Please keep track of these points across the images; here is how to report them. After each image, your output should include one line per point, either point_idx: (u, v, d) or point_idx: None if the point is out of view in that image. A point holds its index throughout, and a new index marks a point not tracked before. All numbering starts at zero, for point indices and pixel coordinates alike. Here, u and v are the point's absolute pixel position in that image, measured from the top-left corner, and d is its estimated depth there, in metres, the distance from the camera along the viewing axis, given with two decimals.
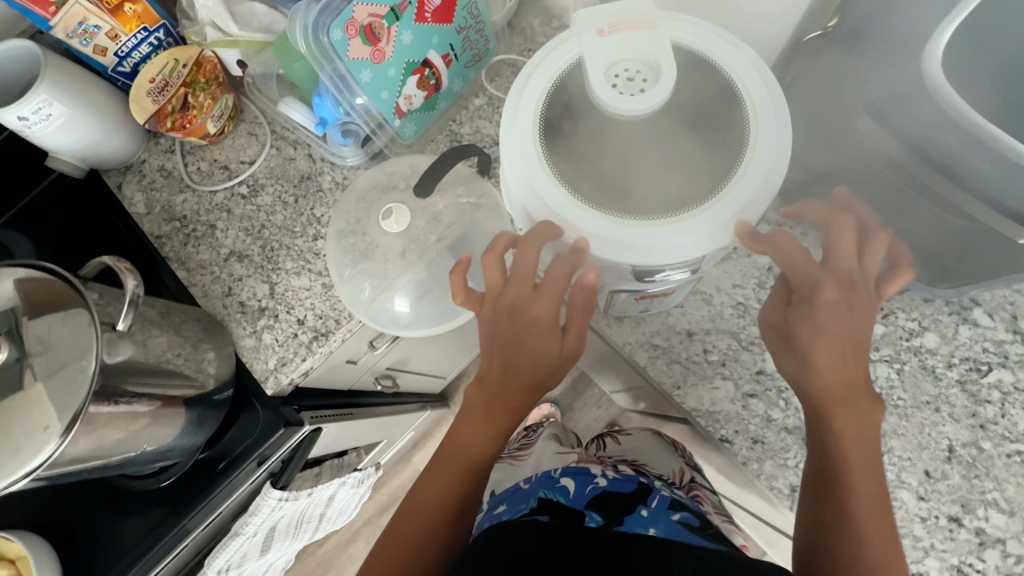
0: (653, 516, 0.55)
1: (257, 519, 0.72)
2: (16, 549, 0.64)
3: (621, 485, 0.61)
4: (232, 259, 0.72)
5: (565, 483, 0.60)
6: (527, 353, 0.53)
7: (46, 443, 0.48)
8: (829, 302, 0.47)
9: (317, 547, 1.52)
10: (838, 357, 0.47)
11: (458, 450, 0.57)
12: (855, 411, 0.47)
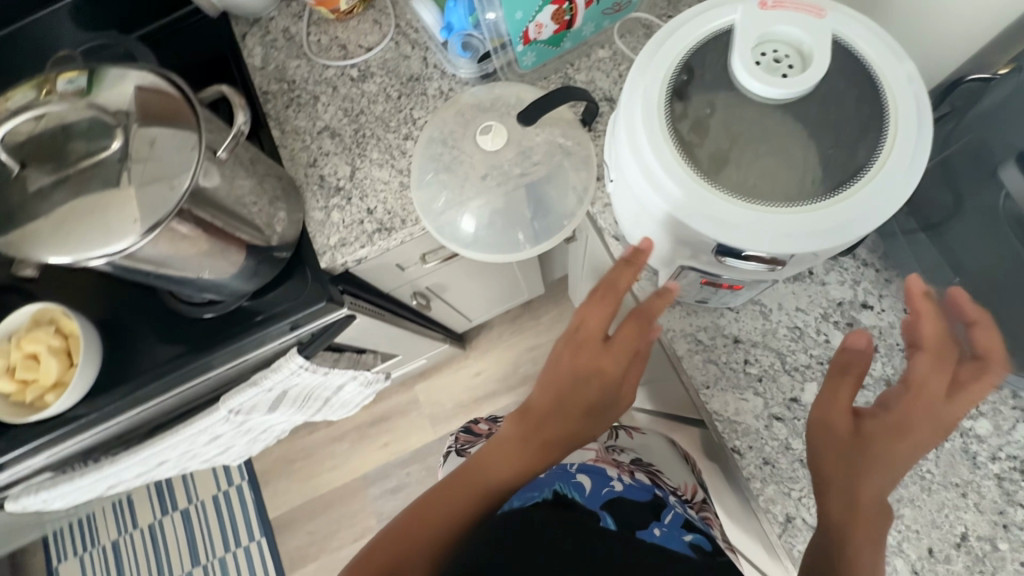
0: (670, 534, 0.57)
1: (276, 377, 0.76)
2: (70, 326, 0.69)
3: (636, 492, 0.63)
4: (325, 134, 0.74)
5: (580, 481, 0.63)
6: (584, 391, 0.58)
7: (128, 235, 0.52)
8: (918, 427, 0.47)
9: (306, 434, 1.61)
10: (895, 469, 0.46)
11: (484, 470, 0.55)
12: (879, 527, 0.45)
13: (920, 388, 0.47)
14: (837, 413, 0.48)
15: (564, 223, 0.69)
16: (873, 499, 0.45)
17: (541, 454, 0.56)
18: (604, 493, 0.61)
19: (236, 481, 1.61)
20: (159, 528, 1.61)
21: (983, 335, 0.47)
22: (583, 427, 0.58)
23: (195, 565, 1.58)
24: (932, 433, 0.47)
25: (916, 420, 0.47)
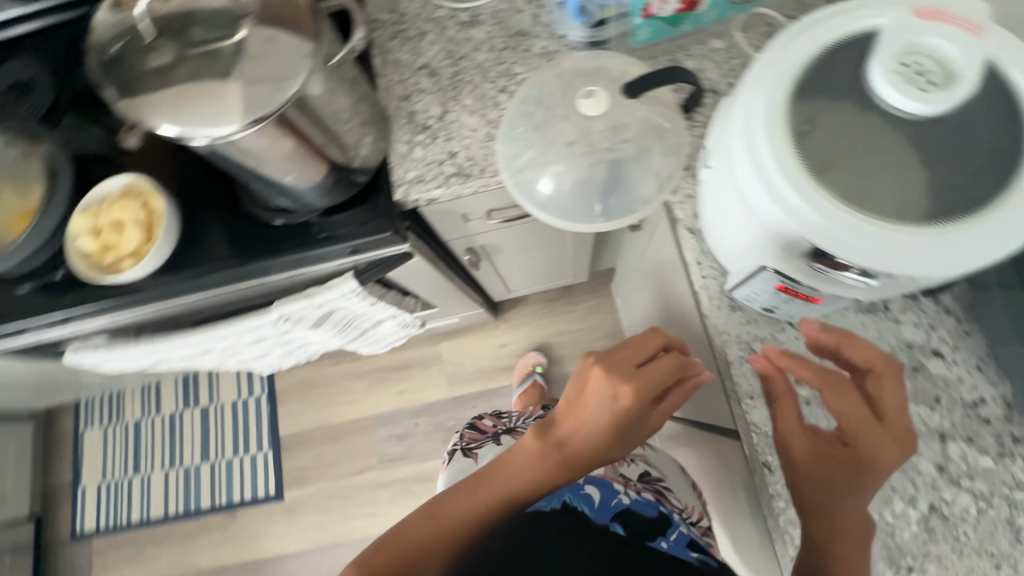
0: (676, 546, 0.64)
1: (329, 293, 0.78)
2: (156, 204, 0.72)
3: (640, 509, 0.71)
4: (424, 71, 0.75)
5: (590, 492, 0.69)
6: (605, 415, 0.59)
7: (232, 121, 0.55)
8: (852, 457, 0.48)
9: (329, 364, 1.67)
10: (844, 501, 0.49)
11: (506, 476, 0.60)
12: (853, 556, 0.48)
13: (847, 410, 0.49)
14: (783, 446, 0.53)
15: (638, 205, 0.68)
16: (843, 533, 0.49)
17: (556, 469, 0.59)
18: (612, 506, 0.69)
19: (256, 393, 1.68)
20: (179, 419, 1.70)
21: (865, 347, 0.49)
22: (601, 449, 0.60)
23: (204, 460, 1.66)
24: (871, 448, 0.47)
25: (849, 435, 0.49)
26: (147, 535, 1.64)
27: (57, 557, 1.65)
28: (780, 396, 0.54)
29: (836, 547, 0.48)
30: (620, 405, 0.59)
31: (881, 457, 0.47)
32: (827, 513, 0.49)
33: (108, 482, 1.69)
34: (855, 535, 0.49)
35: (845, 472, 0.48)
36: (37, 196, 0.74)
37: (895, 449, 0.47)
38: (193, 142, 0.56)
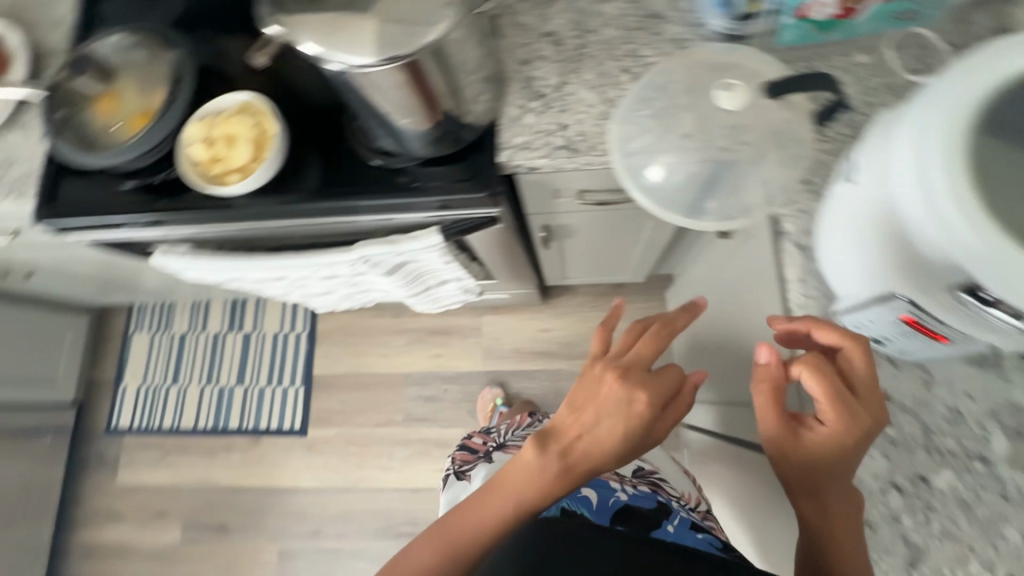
0: (678, 533, 0.80)
1: (415, 245, 0.78)
2: (271, 129, 0.75)
3: (637, 501, 0.84)
4: (547, 39, 0.74)
5: (589, 494, 0.82)
6: (613, 423, 0.62)
7: (373, 53, 0.55)
8: (841, 440, 0.52)
9: (372, 316, 1.70)
10: (837, 477, 0.53)
11: (507, 487, 0.60)
12: (849, 526, 0.53)
13: (827, 389, 0.52)
14: (768, 437, 0.56)
15: (737, 212, 0.66)
16: (839, 509, 0.54)
17: (561, 480, 0.60)
18: (610, 505, 0.82)
19: (299, 330, 1.72)
20: (222, 339, 1.76)
21: (830, 329, 0.55)
22: (606, 462, 0.61)
23: (239, 383, 1.72)
24: (845, 423, 0.52)
25: (824, 414, 0.53)
26: (175, 443, 1.70)
27: (90, 446, 1.73)
28: (766, 385, 0.56)
29: (834, 519, 0.53)
30: (636, 410, 0.62)
31: (864, 430, 0.51)
32: (825, 494, 0.53)
33: (148, 385, 1.76)
34: (846, 510, 0.54)
35: (827, 450, 0.52)
36: (161, 99, 0.77)
37: (863, 413, 0.52)
38: (330, 66, 0.57)
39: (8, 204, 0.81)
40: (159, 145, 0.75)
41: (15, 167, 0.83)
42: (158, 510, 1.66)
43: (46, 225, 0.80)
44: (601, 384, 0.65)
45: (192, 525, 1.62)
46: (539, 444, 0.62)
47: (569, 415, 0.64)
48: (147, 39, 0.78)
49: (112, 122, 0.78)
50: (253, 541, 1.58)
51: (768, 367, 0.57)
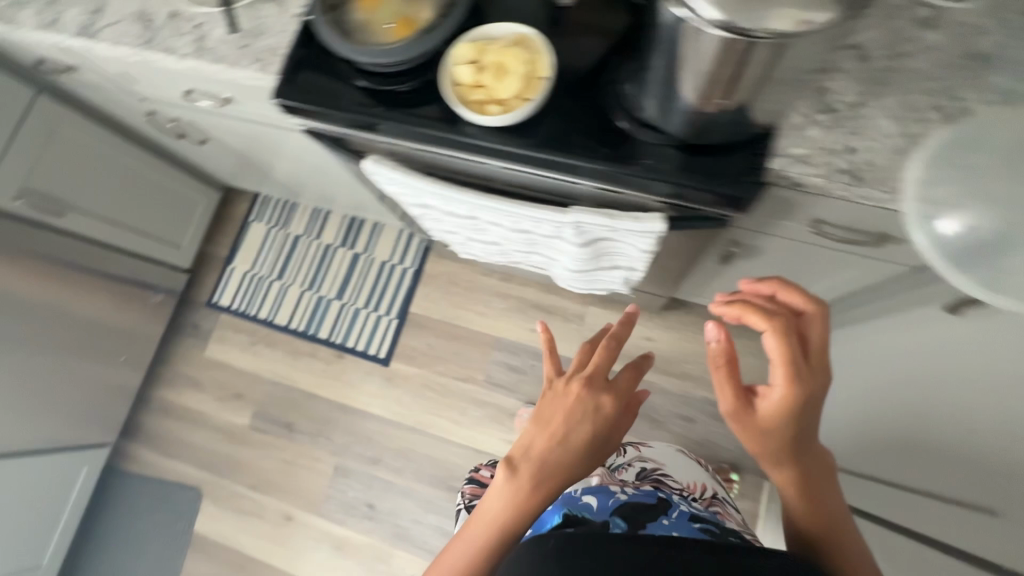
0: (676, 523, 0.82)
1: (627, 224, 0.75)
2: (542, 67, 0.70)
3: (638, 498, 0.86)
4: (852, 51, 0.68)
5: (590, 499, 0.86)
6: (582, 428, 0.69)
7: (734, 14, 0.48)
8: (805, 411, 0.64)
9: (479, 272, 1.70)
10: (802, 439, 0.65)
11: (487, 513, 0.65)
12: (818, 474, 0.68)
13: (786, 356, 0.63)
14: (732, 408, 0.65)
15: (990, 283, 0.54)
16: (810, 466, 0.67)
17: (536, 493, 0.66)
18: (610, 505, 0.85)
19: (407, 264, 1.74)
20: (333, 252, 1.79)
21: (795, 292, 0.68)
22: (578, 468, 0.69)
23: (338, 297, 1.75)
24: (798, 385, 0.62)
25: (777, 381, 0.63)
26: (266, 335, 1.75)
27: (189, 313, 1.80)
28: (725, 363, 0.65)
29: (804, 466, 0.67)
30: (601, 414, 0.70)
31: (818, 397, 0.64)
32: (798, 456, 0.66)
33: (254, 274, 1.81)
34: (815, 461, 0.68)
35: (785, 410, 0.62)
36: (424, 15, 0.77)
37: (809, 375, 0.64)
38: (675, 9, 0.52)
39: (252, 72, 0.82)
40: (412, 59, 0.74)
41: (264, 37, 0.83)
42: (235, 391, 1.72)
43: (280, 103, 0.81)
44: (566, 396, 0.72)
45: (264, 415, 1.68)
46: (509, 467, 0.67)
47: (531, 435, 0.69)
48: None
49: (366, 20, 0.78)
50: (316, 448, 1.63)
51: (720, 346, 0.65)
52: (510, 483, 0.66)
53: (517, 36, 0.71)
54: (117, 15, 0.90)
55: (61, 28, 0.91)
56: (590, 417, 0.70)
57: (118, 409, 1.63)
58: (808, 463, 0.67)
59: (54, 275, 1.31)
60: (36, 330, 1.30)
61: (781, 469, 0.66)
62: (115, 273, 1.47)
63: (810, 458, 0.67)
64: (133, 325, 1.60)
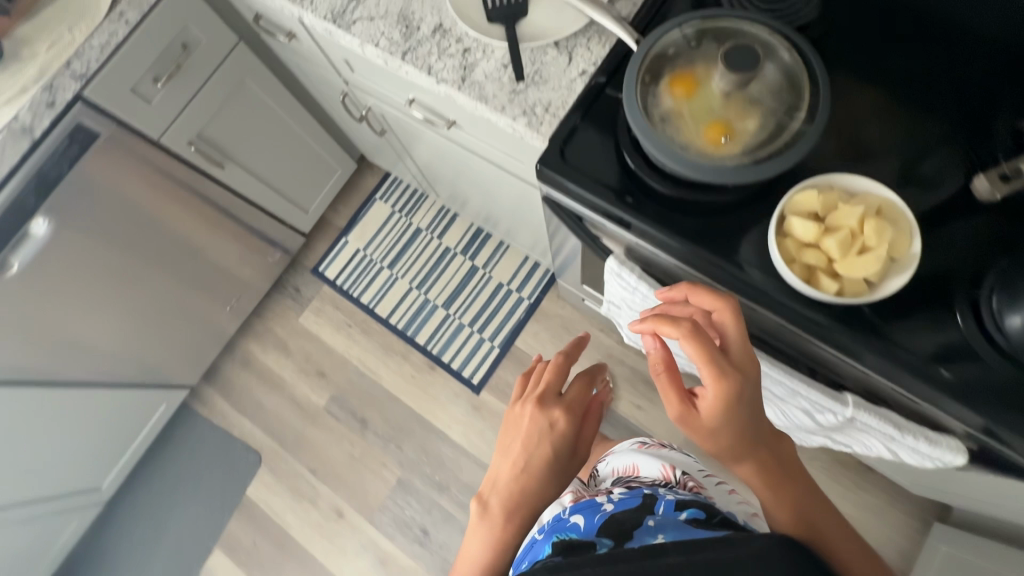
0: (663, 522, 0.69)
1: (917, 444, 0.64)
2: (901, 250, 0.56)
3: (625, 504, 0.75)
4: None
5: (576, 519, 0.72)
6: (540, 450, 0.80)
7: None
8: (743, 405, 0.59)
9: (598, 328, 1.57)
10: (753, 433, 0.62)
11: (471, 546, 0.76)
12: (777, 458, 0.66)
13: (701, 355, 0.58)
14: (677, 412, 0.60)
15: None
16: (766, 455, 0.65)
17: (508, 521, 0.76)
18: (597, 520, 0.71)
19: (524, 294, 1.63)
20: (452, 256, 1.69)
21: (707, 293, 0.63)
22: (545, 487, 0.79)
23: (446, 307, 1.66)
24: (729, 381, 0.57)
25: (706, 382, 0.58)
26: (363, 321, 1.69)
27: (295, 276, 1.75)
28: (663, 367, 0.60)
29: (762, 453, 0.65)
30: (555, 432, 0.80)
31: (750, 387, 0.59)
32: (752, 448, 0.63)
33: (366, 254, 1.74)
34: (772, 446, 0.66)
35: (722, 408, 0.58)
36: (747, 124, 0.64)
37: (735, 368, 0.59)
38: None
39: (518, 124, 0.72)
40: (719, 179, 0.62)
41: (541, 89, 0.72)
42: (318, 368, 1.67)
43: (542, 172, 0.71)
44: (525, 423, 0.82)
45: (341, 401, 1.63)
46: (482, 505, 0.78)
47: (498, 469, 0.81)
48: (775, 50, 0.65)
49: (676, 107, 0.66)
50: (385, 453, 1.57)
51: (656, 354, 0.60)
52: (485, 517, 0.76)
53: (885, 196, 0.57)
54: (376, 9, 0.80)
55: (311, 4, 0.82)
56: (546, 438, 0.80)
57: (206, 354, 1.60)
58: (760, 447, 0.64)
59: (206, 217, 1.28)
60: (165, 271, 1.27)
61: (742, 460, 0.64)
62: (247, 228, 1.42)
63: (765, 442, 0.65)
64: (244, 279, 1.55)
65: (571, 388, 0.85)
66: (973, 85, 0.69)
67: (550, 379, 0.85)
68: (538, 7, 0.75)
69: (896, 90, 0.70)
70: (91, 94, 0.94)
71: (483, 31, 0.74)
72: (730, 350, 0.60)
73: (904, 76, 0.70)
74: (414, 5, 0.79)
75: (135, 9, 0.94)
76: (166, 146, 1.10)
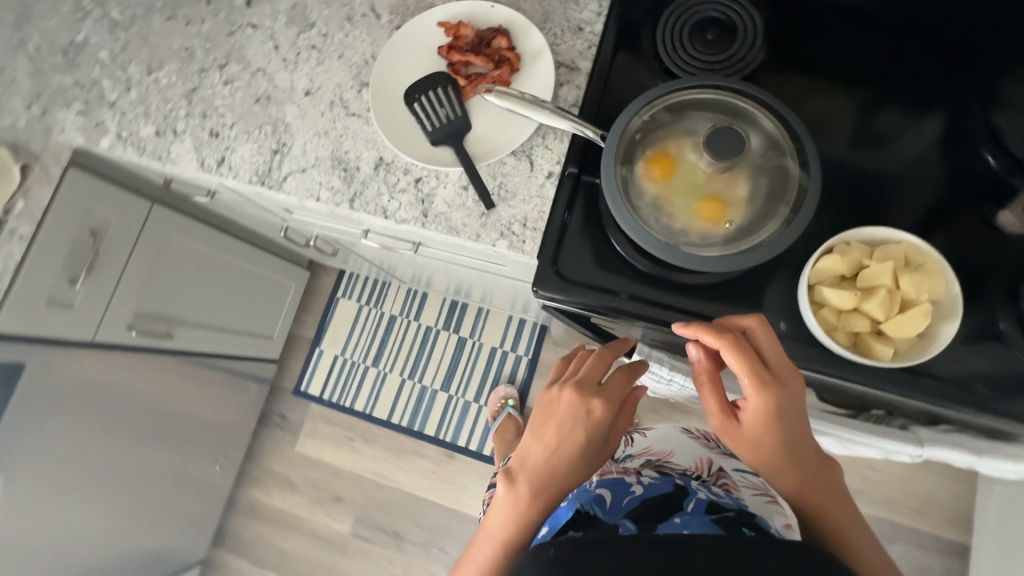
0: (691, 523, 0.51)
1: (996, 463, 0.62)
2: (937, 291, 0.53)
3: (657, 487, 0.57)
4: None
5: (603, 493, 0.55)
6: (576, 437, 0.59)
7: None
8: (785, 414, 0.53)
9: None
10: (795, 453, 0.54)
11: (488, 525, 0.56)
12: (826, 485, 0.56)
13: (739, 361, 0.53)
14: (719, 422, 0.56)
15: None
16: (812, 481, 0.55)
17: (535, 502, 0.56)
18: (624, 506, 0.54)
19: (520, 351, 1.56)
20: (435, 335, 1.61)
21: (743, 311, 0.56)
22: (578, 480, 0.59)
23: (445, 388, 1.58)
24: (772, 390, 0.52)
25: (747, 391, 0.53)
26: (364, 429, 1.59)
27: (279, 402, 1.63)
28: (706, 378, 0.58)
29: (808, 479, 0.55)
30: (594, 421, 0.60)
31: (794, 398, 0.53)
32: (792, 472, 0.54)
33: (346, 358, 1.64)
34: (819, 476, 0.56)
35: (764, 418, 0.53)
36: (739, 191, 0.60)
37: (778, 380, 0.53)
38: None
39: (499, 249, 0.66)
40: (730, 260, 0.58)
41: (512, 204, 0.67)
42: (332, 494, 1.55)
43: (541, 293, 0.65)
44: (559, 402, 0.62)
45: (366, 522, 1.52)
46: (504, 478, 0.58)
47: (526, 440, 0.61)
48: (748, 113, 0.62)
49: (661, 192, 0.62)
50: (429, 560, 1.47)
51: (699, 364, 0.58)
52: (509, 494, 0.56)
53: (905, 241, 0.55)
54: (305, 157, 0.72)
55: (230, 170, 0.73)
56: (588, 420, 0.60)
57: (207, 519, 1.46)
58: (808, 472, 0.55)
59: (174, 375, 1.16)
60: (139, 458, 1.14)
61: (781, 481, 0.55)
62: (214, 382, 1.30)
63: (813, 466, 0.56)
64: (225, 430, 1.42)
65: (616, 371, 0.65)
66: (931, 84, 0.68)
67: (593, 361, 0.65)
68: (480, 116, 0.69)
69: (863, 109, 0.68)
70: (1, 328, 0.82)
71: (431, 158, 0.68)
72: (774, 361, 0.54)
73: (862, 95, 0.69)
74: (345, 143, 0.71)
75: (28, 220, 0.82)
76: (103, 342, 0.98)
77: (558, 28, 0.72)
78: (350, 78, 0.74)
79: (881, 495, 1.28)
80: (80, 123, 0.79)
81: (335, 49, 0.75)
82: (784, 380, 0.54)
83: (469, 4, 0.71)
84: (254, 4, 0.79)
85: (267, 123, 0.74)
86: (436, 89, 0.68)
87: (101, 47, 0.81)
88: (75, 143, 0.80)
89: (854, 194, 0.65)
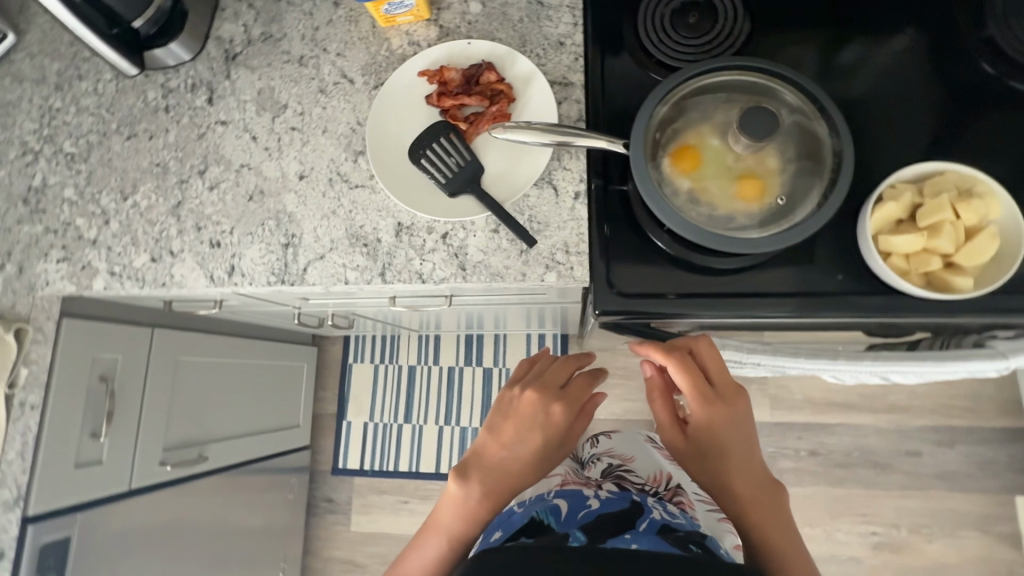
0: (639, 533, 0.58)
1: None
2: (995, 210, 0.54)
3: (611, 503, 0.67)
4: None
5: (563, 507, 0.65)
6: (533, 439, 0.61)
7: None
8: (721, 423, 0.58)
9: None
10: (733, 466, 0.57)
11: (438, 514, 0.58)
12: (770, 506, 0.56)
13: (680, 374, 0.59)
14: (668, 431, 0.63)
15: None
16: (751, 500, 0.56)
17: (488, 501, 0.58)
18: (579, 519, 0.63)
19: None
20: (459, 373, 1.57)
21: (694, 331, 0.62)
22: (530, 479, 0.61)
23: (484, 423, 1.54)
24: (713, 403, 0.58)
25: (689, 401, 0.59)
26: (415, 488, 1.53)
27: (321, 487, 1.56)
28: (658, 393, 0.66)
29: (745, 495, 0.56)
30: (551, 423, 0.62)
31: (728, 412, 0.58)
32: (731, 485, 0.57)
33: (377, 423, 1.58)
34: (763, 499, 0.56)
35: (702, 428, 0.58)
36: (771, 163, 0.60)
37: (717, 395, 0.59)
38: None
39: (549, 282, 0.64)
40: (787, 235, 0.56)
41: (547, 233, 0.65)
42: None
43: (604, 315, 0.63)
44: (520, 404, 0.64)
45: None
46: (458, 471, 0.59)
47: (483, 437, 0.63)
48: (759, 86, 0.62)
49: (694, 185, 0.60)
50: None
51: (653, 380, 0.67)
52: (462, 488, 0.58)
53: (950, 171, 0.55)
54: (320, 243, 0.68)
55: (244, 276, 0.69)
56: (545, 421, 0.63)
57: None
58: (747, 491, 0.56)
59: (218, 491, 1.10)
60: None
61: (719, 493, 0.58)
62: (256, 489, 1.24)
63: (752, 487, 0.57)
64: (277, 533, 1.35)
65: (577, 377, 0.68)
66: (909, 10, 0.69)
67: (556, 367, 0.69)
68: (488, 156, 0.67)
69: (854, 48, 0.69)
70: (37, 508, 0.76)
71: (453, 210, 0.65)
72: (715, 374, 0.60)
73: (849, 34, 0.69)
74: (357, 218, 0.68)
75: (35, 387, 0.76)
76: (142, 486, 0.91)
77: (539, 48, 0.70)
78: (342, 149, 0.70)
79: (934, 405, 1.31)
80: (66, 270, 0.73)
81: (317, 125, 0.72)
82: (726, 395, 0.59)
83: (446, 46, 0.69)
84: (217, 100, 0.75)
85: (269, 218, 0.70)
86: (440, 139, 0.66)
87: (63, 185, 0.76)
88: (66, 293, 0.74)
89: (873, 133, 0.65)
